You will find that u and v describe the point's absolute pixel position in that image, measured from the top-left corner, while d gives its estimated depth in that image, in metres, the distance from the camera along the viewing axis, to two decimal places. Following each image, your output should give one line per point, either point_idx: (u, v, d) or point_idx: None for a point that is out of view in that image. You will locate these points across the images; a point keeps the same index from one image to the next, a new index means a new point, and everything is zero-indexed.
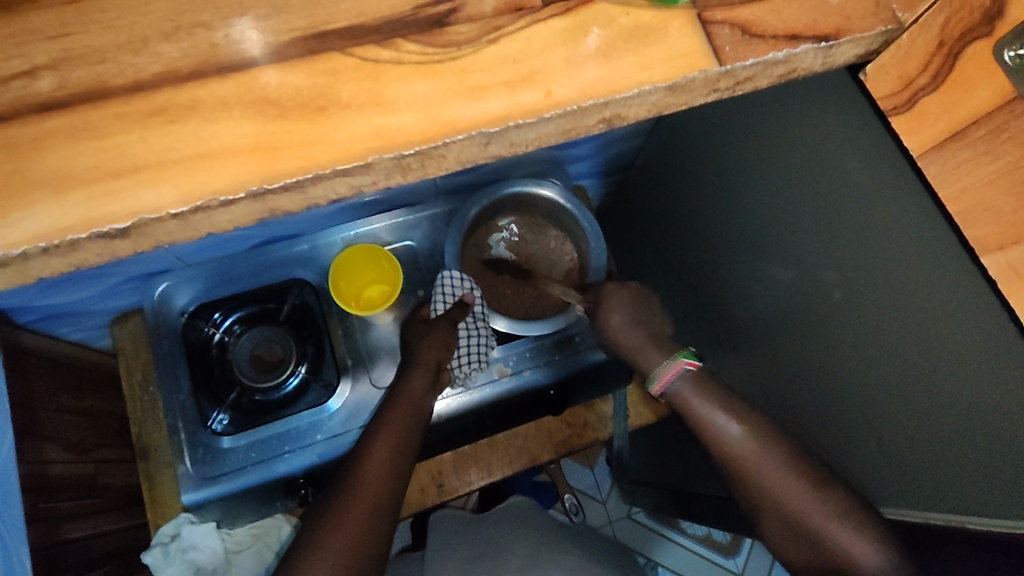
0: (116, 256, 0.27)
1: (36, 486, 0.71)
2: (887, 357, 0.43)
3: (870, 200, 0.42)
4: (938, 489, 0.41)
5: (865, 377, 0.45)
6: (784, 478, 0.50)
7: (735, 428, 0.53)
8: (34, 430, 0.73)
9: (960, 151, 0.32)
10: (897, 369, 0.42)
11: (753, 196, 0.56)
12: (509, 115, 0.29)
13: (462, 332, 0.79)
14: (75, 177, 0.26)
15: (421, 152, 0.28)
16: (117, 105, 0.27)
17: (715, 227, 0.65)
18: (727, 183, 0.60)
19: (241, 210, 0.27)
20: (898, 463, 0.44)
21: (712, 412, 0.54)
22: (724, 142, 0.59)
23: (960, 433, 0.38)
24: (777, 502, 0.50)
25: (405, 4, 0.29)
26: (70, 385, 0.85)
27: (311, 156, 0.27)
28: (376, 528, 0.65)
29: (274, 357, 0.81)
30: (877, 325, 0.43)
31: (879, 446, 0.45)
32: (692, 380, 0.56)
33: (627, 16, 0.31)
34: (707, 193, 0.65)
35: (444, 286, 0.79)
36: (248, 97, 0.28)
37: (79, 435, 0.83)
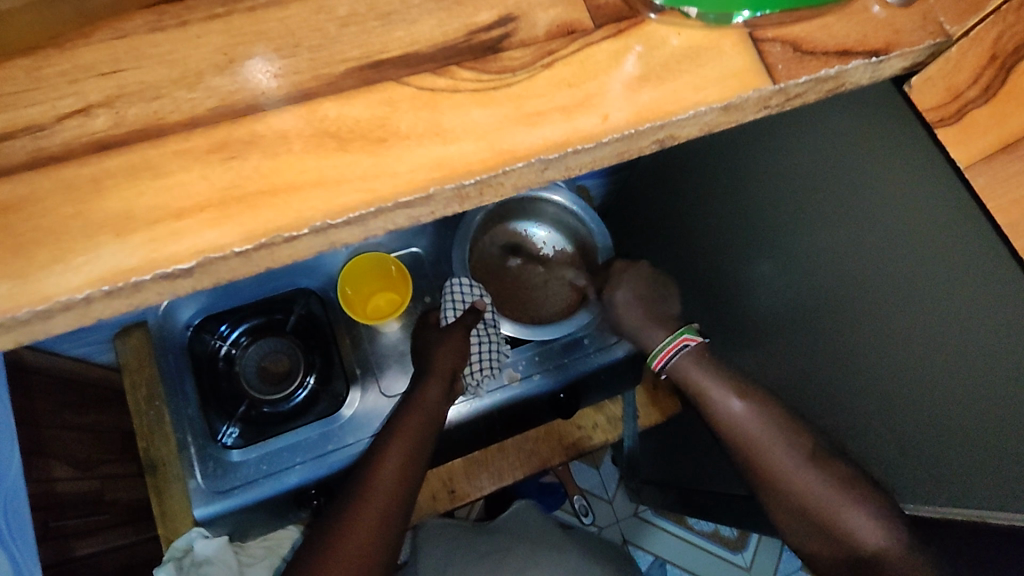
0: (175, 295, 0.27)
1: (45, 506, 0.70)
2: (915, 360, 0.42)
3: (902, 202, 0.41)
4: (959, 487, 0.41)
5: (893, 379, 0.45)
6: (779, 454, 0.54)
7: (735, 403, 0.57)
8: (40, 447, 0.72)
9: (1012, 163, 0.32)
10: (922, 371, 0.42)
11: (769, 197, 0.56)
12: (568, 141, 0.29)
13: (474, 339, 0.79)
14: (137, 217, 0.26)
15: (482, 181, 0.28)
16: (176, 141, 0.27)
17: (727, 229, 0.65)
18: (738, 186, 0.61)
19: (303, 245, 0.27)
20: (916, 457, 0.45)
21: (711, 389, 0.59)
22: (738, 145, 0.59)
23: (981, 435, 0.38)
24: (773, 474, 0.55)
25: (458, 31, 0.29)
26: (74, 401, 0.84)
27: (374, 189, 0.27)
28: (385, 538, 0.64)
29: (280, 369, 0.83)
30: (900, 325, 0.43)
31: (905, 445, 0.46)
32: (691, 355, 0.62)
33: (679, 37, 0.31)
34: (718, 195, 0.65)
35: (454, 293, 0.79)
36: (308, 129, 0.27)
37: (84, 452, 0.82)
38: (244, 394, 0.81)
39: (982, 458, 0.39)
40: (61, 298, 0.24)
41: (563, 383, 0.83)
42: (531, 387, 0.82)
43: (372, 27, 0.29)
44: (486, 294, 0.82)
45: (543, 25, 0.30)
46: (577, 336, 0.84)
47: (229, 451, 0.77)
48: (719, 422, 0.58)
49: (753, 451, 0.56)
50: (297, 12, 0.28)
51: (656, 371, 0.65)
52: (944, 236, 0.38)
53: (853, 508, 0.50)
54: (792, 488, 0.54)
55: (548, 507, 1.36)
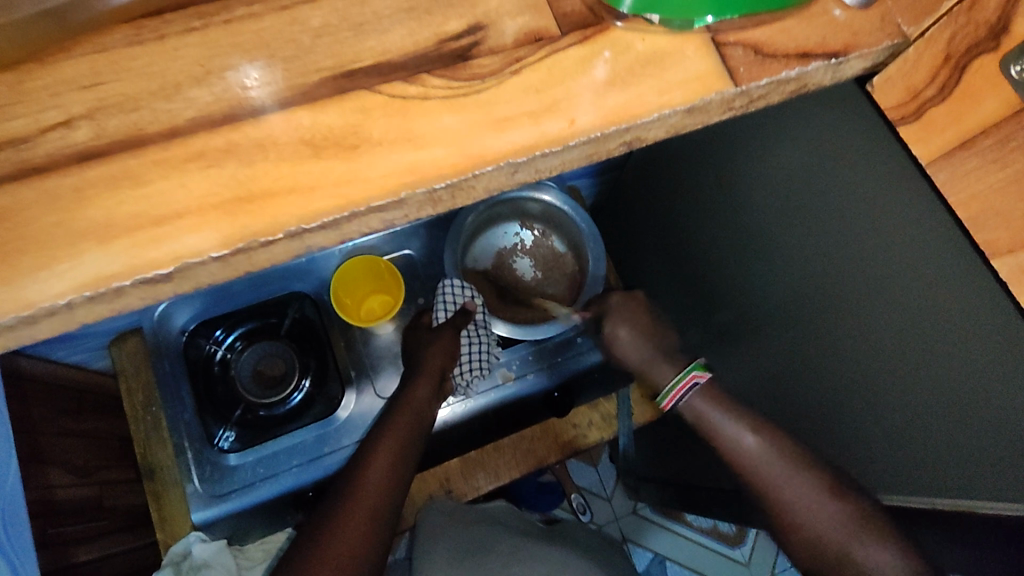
0: (156, 300, 0.28)
1: (43, 511, 0.71)
2: (888, 355, 0.44)
3: (876, 202, 0.42)
4: (925, 474, 0.43)
5: (865, 372, 0.46)
6: (793, 489, 0.55)
7: (749, 440, 0.58)
8: (38, 455, 0.73)
9: (970, 159, 0.33)
10: (894, 364, 0.43)
11: (751, 195, 0.57)
12: (536, 144, 0.30)
13: (464, 340, 0.81)
14: (118, 225, 0.26)
15: (452, 184, 0.29)
16: (155, 151, 0.27)
17: (711, 226, 0.66)
18: (722, 185, 0.61)
19: (279, 249, 0.28)
20: (890, 450, 0.46)
21: (727, 428, 0.60)
22: (720, 144, 0.60)
23: (951, 426, 0.40)
24: (791, 510, 0.56)
25: (428, 40, 0.30)
26: (70, 408, 0.85)
27: (347, 194, 0.28)
28: (377, 535, 0.65)
29: (275, 373, 0.84)
30: (879, 320, 0.44)
31: (874, 437, 0.47)
32: (704, 393, 0.62)
33: (643, 42, 0.32)
34: (703, 192, 0.66)
35: (445, 294, 0.81)
36: (283, 138, 0.28)
37: (83, 458, 0.83)
38: (240, 399, 0.82)
39: (953, 452, 0.40)
40: (46, 304, 0.25)
41: (556, 381, 0.85)
42: (524, 386, 0.84)
43: (345, 37, 0.30)
44: (477, 294, 0.83)
45: (511, 33, 0.31)
46: (571, 335, 0.85)
47: (227, 455, 0.79)
48: (735, 459, 0.59)
49: (769, 487, 0.57)
50: (271, 24, 0.29)
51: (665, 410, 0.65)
52: (918, 232, 0.40)
53: (862, 545, 0.51)
54: (814, 524, 0.55)
55: (547, 506, 1.37)
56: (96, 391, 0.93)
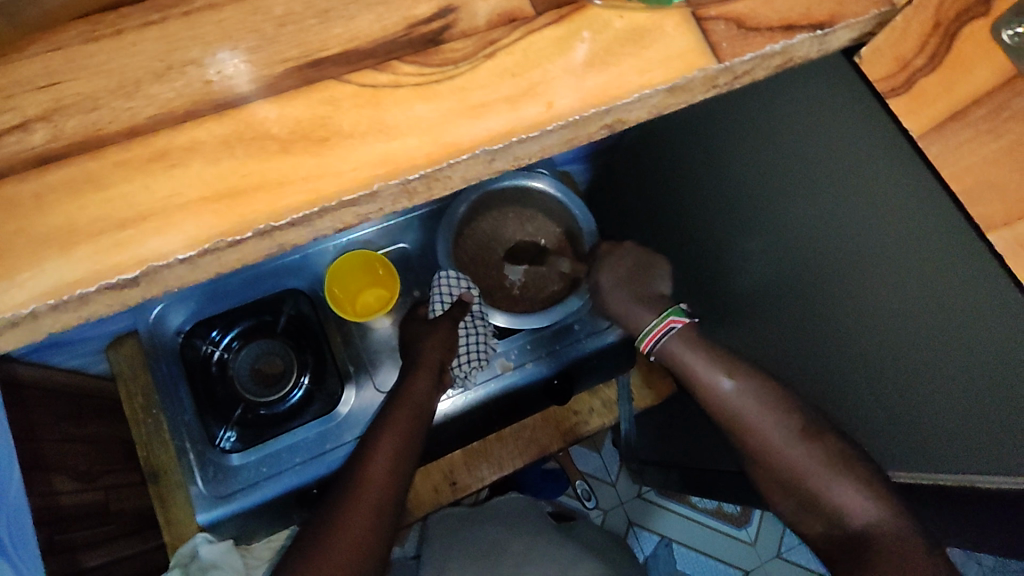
0: (126, 306, 0.27)
1: (51, 519, 0.71)
2: (886, 331, 0.44)
3: (865, 178, 0.42)
4: (938, 446, 0.43)
5: (864, 348, 0.46)
6: (772, 432, 0.55)
7: (726, 381, 0.58)
8: (41, 462, 0.72)
9: (963, 130, 0.32)
10: (893, 339, 0.44)
11: (739, 171, 0.56)
12: (512, 130, 0.29)
13: (461, 331, 0.81)
14: (80, 230, 0.26)
15: (427, 175, 0.28)
16: (116, 152, 0.26)
17: (699, 203, 0.65)
18: (713, 163, 0.59)
19: (249, 249, 0.27)
20: (899, 423, 0.46)
21: (699, 363, 0.60)
22: (704, 120, 0.59)
23: (960, 397, 0.40)
24: (765, 452, 0.55)
25: (397, 24, 0.29)
26: (71, 413, 0.84)
27: (317, 189, 0.27)
28: (379, 531, 0.64)
29: (274, 370, 0.88)
30: (890, 299, 0.43)
31: (881, 411, 0.47)
32: (680, 336, 0.62)
33: (621, 19, 0.30)
34: (686, 171, 0.65)
35: (440, 286, 0.81)
36: (248, 132, 0.27)
37: (86, 463, 0.82)
38: (240, 398, 0.86)
39: (967, 422, 0.40)
40: (7, 314, 0.25)
41: (556, 369, 0.86)
42: (524, 374, 0.85)
43: (310, 25, 0.28)
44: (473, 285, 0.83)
45: (484, 14, 0.30)
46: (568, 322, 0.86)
47: (230, 455, 0.82)
48: (711, 402, 0.58)
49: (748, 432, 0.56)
50: (233, 14, 0.28)
51: (643, 352, 0.66)
52: (927, 209, 0.38)
53: (837, 484, 0.51)
54: (785, 466, 0.54)
55: (552, 493, 1.38)
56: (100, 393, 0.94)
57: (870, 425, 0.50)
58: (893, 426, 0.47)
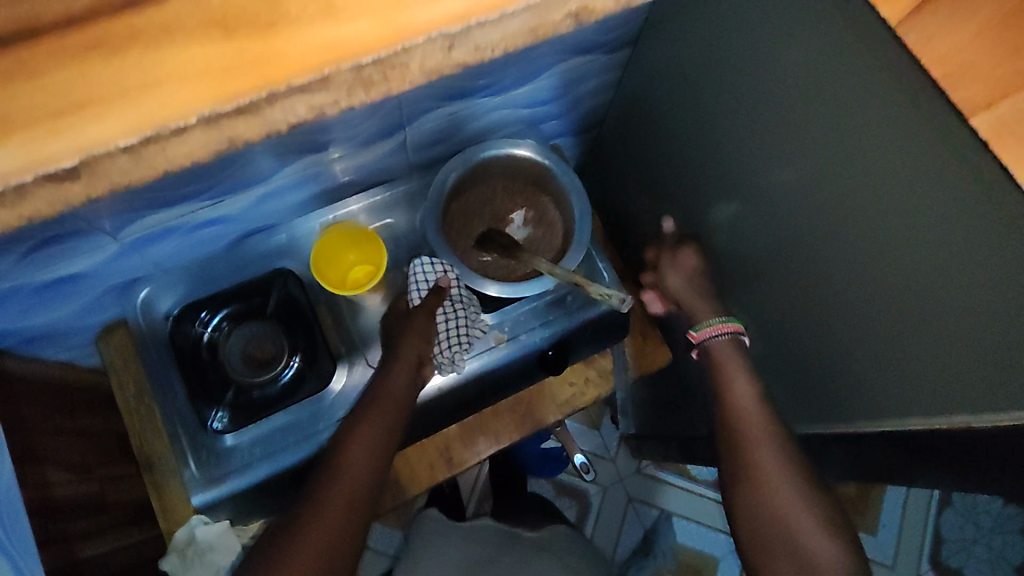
0: (69, 205, 0.26)
1: (48, 509, 0.72)
2: (908, 243, 0.48)
3: (877, 101, 0.46)
4: (966, 344, 0.46)
5: (889, 263, 0.51)
6: (769, 458, 0.71)
7: (744, 384, 0.75)
8: (34, 454, 0.74)
9: None
10: (911, 251, 0.48)
11: (757, 117, 0.60)
12: (472, 12, 0.27)
13: (439, 320, 0.83)
14: (13, 120, 0.24)
15: (381, 60, 0.27)
16: (52, 41, 0.25)
17: (723, 149, 0.69)
18: (751, 108, 0.60)
19: (195, 139, 0.26)
20: (924, 334, 0.50)
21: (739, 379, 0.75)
22: (724, 65, 0.62)
23: (986, 290, 0.44)
24: (760, 471, 0.70)
25: None
26: (62, 407, 0.86)
27: (264, 75, 0.26)
28: (355, 518, 0.68)
29: (264, 354, 0.86)
30: (921, 238, 0.47)
31: (904, 321, 0.51)
32: (733, 344, 0.77)
33: None
34: (721, 112, 0.66)
35: (417, 274, 0.83)
36: (191, 19, 0.26)
37: (81, 456, 0.84)
38: (231, 380, 0.85)
39: (992, 310, 0.44)
40: None
41: (550, 341, 0.89)
42: (518, 347, 0.87)
43: None
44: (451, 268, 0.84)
45: None
46: (561, 293, 0.88)
47: (223, 436, 0.83)
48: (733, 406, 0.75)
49: (755, 448, 0.72)
50: None
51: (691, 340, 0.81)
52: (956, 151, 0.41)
53: (816, 537, 0.67)
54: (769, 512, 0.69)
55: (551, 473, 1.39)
56: (84, 388, 0.94)
57: None
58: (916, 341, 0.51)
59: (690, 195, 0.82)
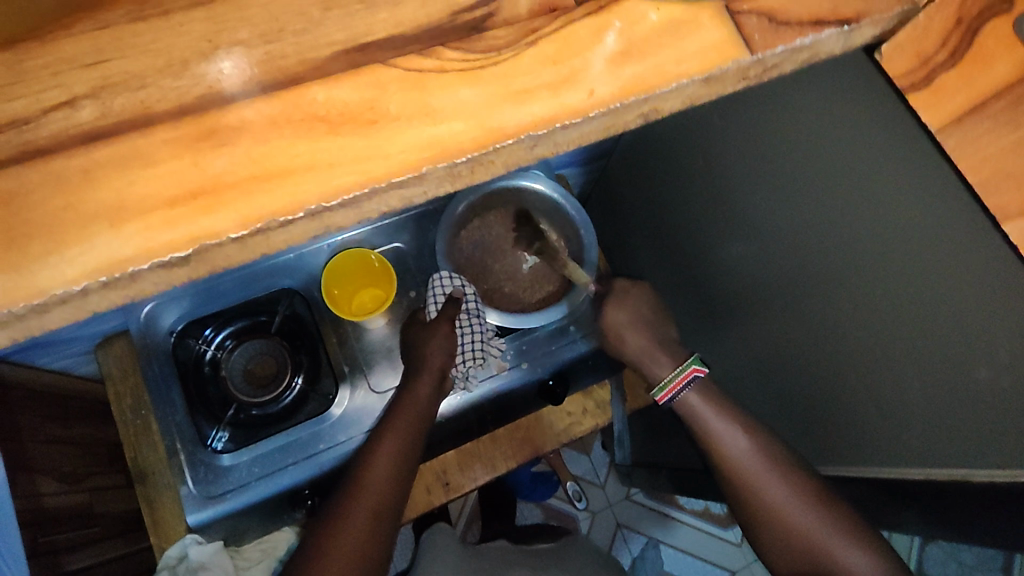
0: (173, 286, 0.27)
1: (33, 520, 0.69)
2: (898, 329, 0.47)
3: (889, 182, 0.44)
4: (947, 439, 0.45)
5: (874, 343, 0.49)
6: (781, 492, 0.64)
7: (740, 442, 0.67)
8: (24, 462, 0.70)
9: (982, 122, 0.34)
10: (902, 338, 0.47)
11: (761, 173, 0.59)
12: (557, 116, 0.29)
13: (459, 333, 0.84)
14: (131, 208, 0.25)
15: (474, 159, 0.28)
16: (166, 130, 0.26)
17: (718, 204, 0.69)
18: (740, 168, 0.63)
19: (297, 230, 0.27)
20: (900, 416, 0.49)
21: (721, 427, 0.68)
22: (740, 120, 0.61)
23: (977, 393, 0.42)
24: (779, 510, 0.64)
25: (441, 11, 0.29)
26: (58, 415, 0.84)
27: (367, 171, 0.27)
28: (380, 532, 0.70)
29: (265, 371, 0.89)
30: (918, 337, 0.45)
31: (885, 403, 0.50)
32: (698, 388, 0.71)
33: (657, 12, 0.31)
34: (719, 172, 0.67)
35: (434, 286, 0.85)
36: (297, 113, 0.27)
37: (70, 465, 0.81)
38: (232, 398, 0.86)
39: (975, 412, 0.42)
40: (59, 291, 0.24)
41: (551, 370, 0.91)
42: (520, 375, 0.90)
43: (355, 10, 0.29)
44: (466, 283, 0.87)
45: (525, 4, 0.30)
46: (566, 323, 0.92)
47: (221, 455, 0.83)
48: (724, 456, 0.67)
49: (758, 489, 0.65)
50: None
51: (660, 402, 0.73)
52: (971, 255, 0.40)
53: (851, 552, 0.60)
54: (795, 528, 0.63)
55: (541, 496, 1.40)
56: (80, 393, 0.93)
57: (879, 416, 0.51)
58: (889, 420, 0.50)
59: (668, 253, 0.85)
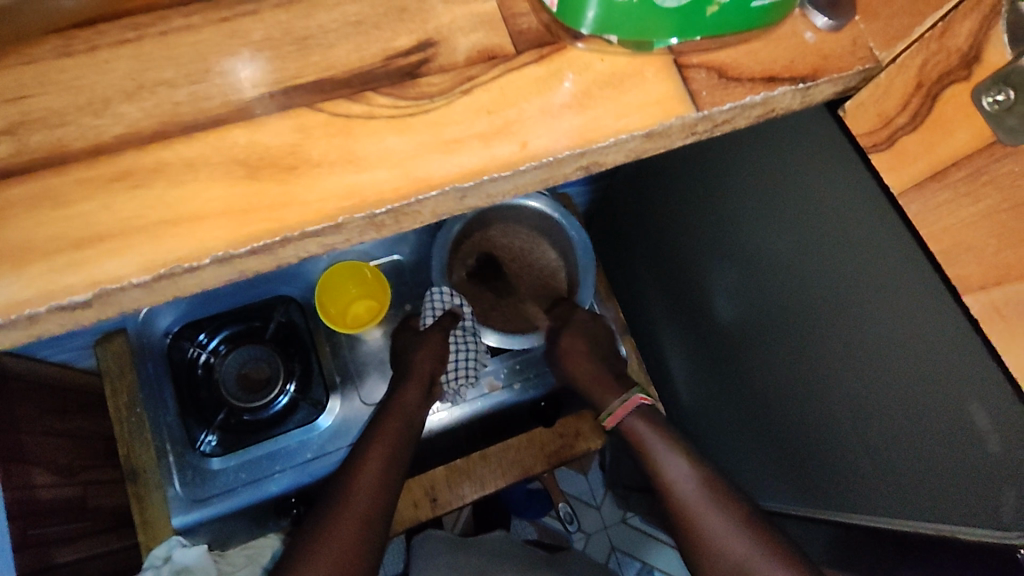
0: (81, 325, 0.27)
1: (23, 512, 0.64)
2: (864, 387, 0.44)
3: (854, 234, 0.42)
4: (914, 502, 0.42)
5: (842, 399, 0.47)
6: (720, 524, 0.57)
7: (679, 465, 0.62)
8: (16, 455, 0.65)
9: (942, 191, 0.31)
10: (868, 397, 0.44)
11: (733, 213, 0.57)
12: (484, 169, 0.28)
13: (451, 345, 0.84)
14: (35, 247, 0.25)
15: (395, 210, 0.28)
16: (79, 169, 0.26)
17: (696, 239, 0.66)
18: (710, 200, 0.61)
19: (208, 275, 0.27)
20: (870, 476, 0.46)
21: (662, 450, 0.63)
22: (709, 157, 0.59)
23: (941, 460, 0.39)
24: (710, 545, 0.57)
25: (376, 56, 0.29)
26: (53, 407, 0.77)
27: (280, 219, 0.27)
28: (371, 538, 0.67)
29: (260, 376, 0.87)
30: (883, 396, 0.42)
31: (856, 463, 0.47)
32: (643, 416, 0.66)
33: (603, 62, 0.30)
34: (694, 206, 0.65)
35: (432, 300, 0.84)
36: (215, 157, 0.27)
37: (66, 458, 0.75)
38: (224, 402, 0.85)
39: (937, 479, 0.39)
40: None
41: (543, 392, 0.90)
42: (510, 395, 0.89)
43: (287, 51, 0.28)
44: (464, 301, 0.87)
45: (464, 50, 0.30)
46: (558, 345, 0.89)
47: (209, 458, 0.83)
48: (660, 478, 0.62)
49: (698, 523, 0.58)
50: (210, 37, 0.28)
51: (607, 429, 0.69)
52: (932, 320, 0.37)
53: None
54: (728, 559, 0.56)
55: (534, 515, 1.36)
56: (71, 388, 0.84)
57: (848, 472, 0.48)
58: (859, 478, 0.47)
59: (652, 283, 0.82)
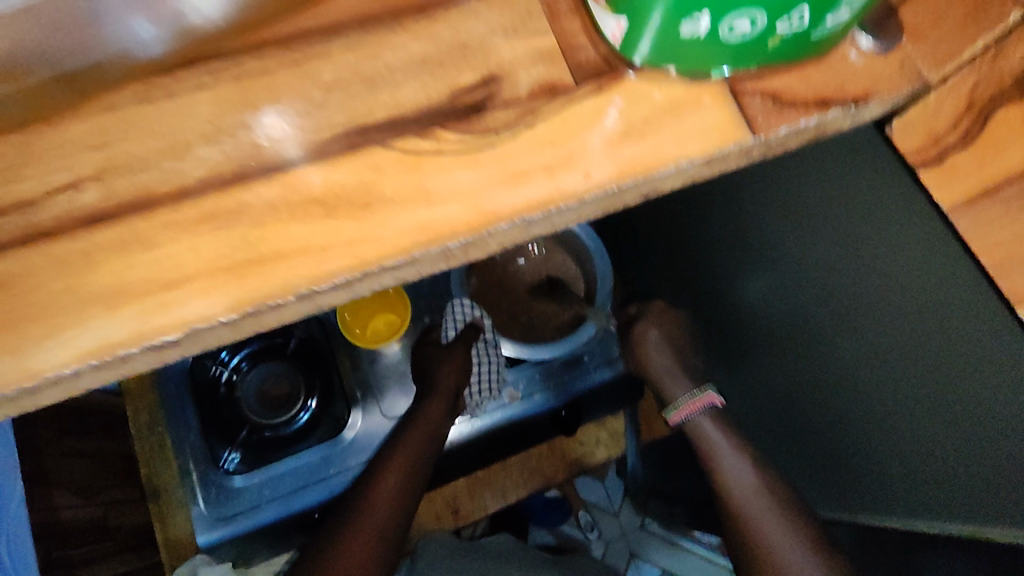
0: (165, 362, 0.28)
1: (43, 533, 0.60)
2: (903, 389, 0.44)
3: (884, 239, 0.42)
4: (957, 499, 0.43)
5: (882, 398, 0.47)
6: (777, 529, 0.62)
7: (744, 473, 0.65)
8: (41, 475, 0.62)
9: (993, 209, 0.33)
10: (908, 399, 0.44)
11: (759, 215, 0.57)
12: (551, 200, 0.29)
13: (473, 358, 0.86)
14: (126, 290, 0.26)
15: (467, 243, 0.28)
16: (164, 213, 0.27)
17: (718, 243, 0.66)
18: (736, 207, 0.60)
19: (288, 311, 0.27)
20: (913, 473, 0.46)
21: (727, 455, 0.66)
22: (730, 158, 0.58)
23: (988, 459, 0.39)
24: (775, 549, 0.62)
25: (442, 93, 0.30)
26: (77, 428, 0.72)
27: (359, 255, 0.27)
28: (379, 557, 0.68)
29: (281, 393, 0.87)
30: (921, 398, 0.43)
31: (900, 460, 0.47)
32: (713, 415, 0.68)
33: (659, 92, 0.31)
34: (715, 208, 0.64)
35: (454, 312, 0.87)
36: (294, 197, 0.28)
37: (86, 477, 0.71)
38: (246, 419, 0.86)
39: (982, 480, 0.40)
40: (50, 373, 0.25)
41: (564, 401, 0.88)
42: (531, 405, 0.87)
43: (357, 91, 0.29)
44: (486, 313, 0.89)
45: (526, 84, 0.30)
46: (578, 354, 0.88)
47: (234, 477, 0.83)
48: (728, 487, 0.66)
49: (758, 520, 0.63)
50: (282, 78, 0.29)
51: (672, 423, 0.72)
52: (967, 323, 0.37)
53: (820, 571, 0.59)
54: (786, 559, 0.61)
55: (554, 522, 1.35)
56: (99, 408, 0.79)
57: (893, 469, 0.49)
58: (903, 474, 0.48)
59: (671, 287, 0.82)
